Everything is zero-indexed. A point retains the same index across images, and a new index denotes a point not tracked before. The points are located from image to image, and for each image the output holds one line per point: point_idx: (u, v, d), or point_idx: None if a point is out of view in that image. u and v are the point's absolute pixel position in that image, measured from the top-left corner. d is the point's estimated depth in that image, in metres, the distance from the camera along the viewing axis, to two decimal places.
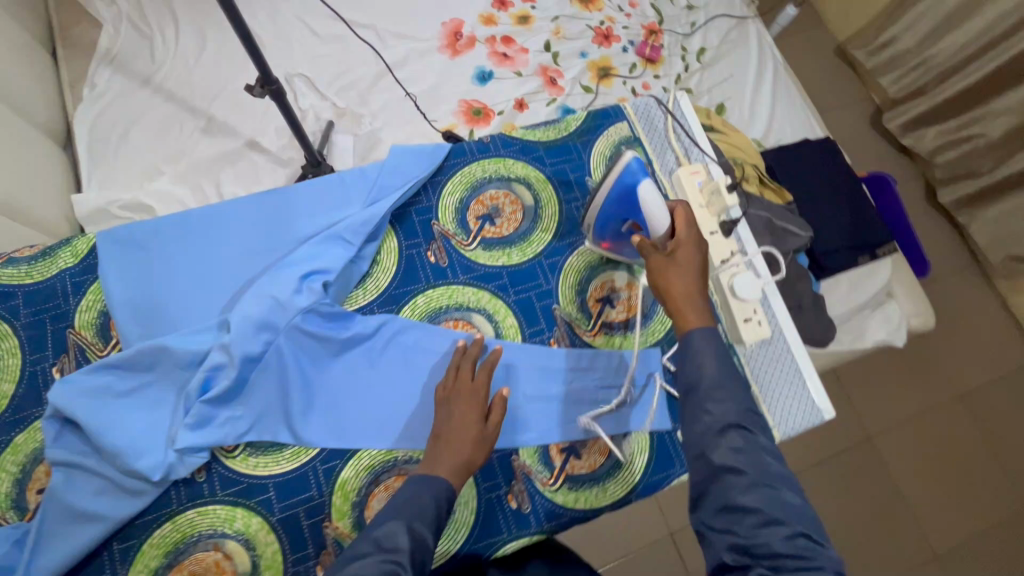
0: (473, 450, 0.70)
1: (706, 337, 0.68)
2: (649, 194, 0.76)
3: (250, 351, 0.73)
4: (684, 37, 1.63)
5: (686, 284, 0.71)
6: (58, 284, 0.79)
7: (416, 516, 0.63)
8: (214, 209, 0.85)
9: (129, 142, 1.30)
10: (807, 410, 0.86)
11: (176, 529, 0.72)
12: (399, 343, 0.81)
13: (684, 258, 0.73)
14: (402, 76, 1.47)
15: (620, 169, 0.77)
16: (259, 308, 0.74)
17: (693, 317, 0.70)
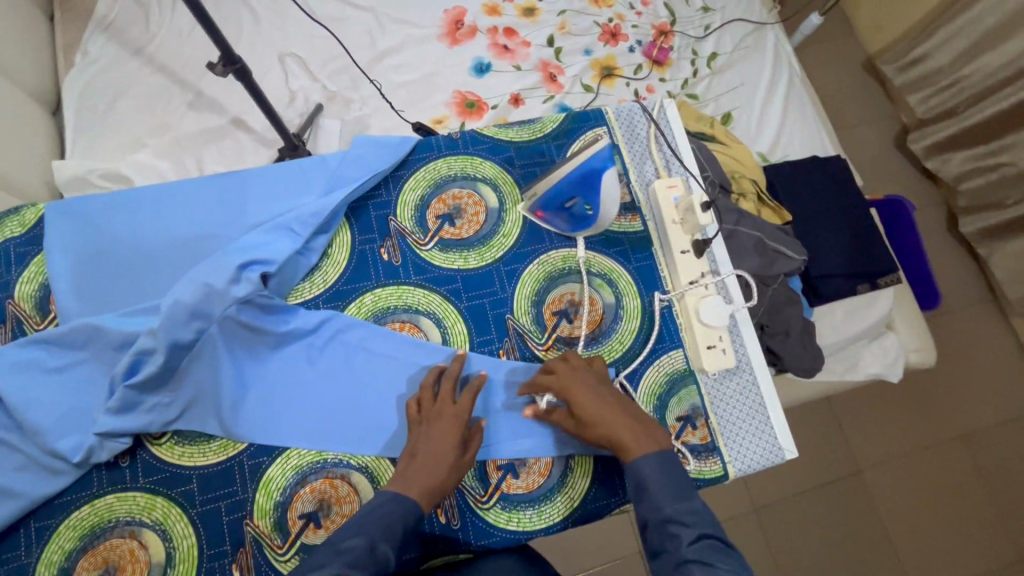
0: (448, 473, 0.68)
1: (653, 459, 0.66)
2: (609, 184, 0.77)
3: (180, 338, 0.71)
4: (696, 40, 1.56)
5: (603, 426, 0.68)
6: (2, 253, 0.78)
7: (382, 534, 0.62)
8: (166, 187, 0.83)
9: (117, 112, 1.30)
10: (768, 447, 0.81)
11: (94, 512, 0.71)
12: (342, 341, 0.78)
13: (584, 402, 0.69)
14: (397, 62, 1.44)
15: (593, 151, 0.75)
16: (191, 295, 0.71)
17: (635, 444, 0.67)
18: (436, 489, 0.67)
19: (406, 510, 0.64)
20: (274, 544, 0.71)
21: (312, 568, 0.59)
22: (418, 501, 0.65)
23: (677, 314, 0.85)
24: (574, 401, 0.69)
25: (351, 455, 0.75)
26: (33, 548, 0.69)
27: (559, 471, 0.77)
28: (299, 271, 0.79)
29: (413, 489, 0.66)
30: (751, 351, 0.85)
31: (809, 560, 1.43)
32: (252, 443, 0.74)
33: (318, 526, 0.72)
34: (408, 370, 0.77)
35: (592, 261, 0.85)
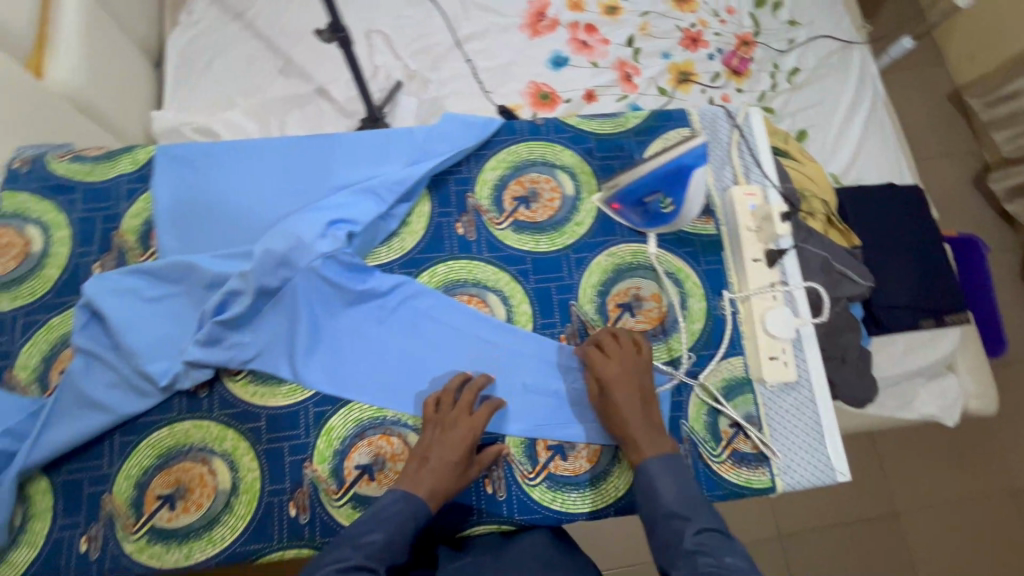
0: (453, 483, 0.69)
1: (662, 463, 0.70)
2: (697, 182, 0.76)
3: (266, 283, 0.75)
4: (778, 53, 1.53)
5: (628, 416, 0.72)
6: (114, 187, 0.84)
7: (397, 532, 0.65)
8: (263, 142, 0.87)
9: (213, 71, 1.37)
10: (821, 467, 0.80)
11: (172, 436, 0.76)
12: (410, 307, 0.81)
13: (618, 390, 0.73)
14: (477, 48, 1.47)
15: (684, 149, 0.73)
16: (281, 245, 0.76)
17: (649, 446, 0.71)
18: (439, 495, 0.69)
19: (418, 513, 0.67)
20: (329, 489, 0.75)
21: (332, 560, 0.63)
22: (423, 505, 0.67)
23: (741, 322, 0.84)
24: (612, 386, 0.73)
25: (408, 418, 0.78)
26: (116, 459, 0.75)
27: (607, 460, 0.78)
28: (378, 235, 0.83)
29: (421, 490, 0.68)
30: (812, 367, 0.84)
31: None
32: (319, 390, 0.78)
33: (372, 478, 0.75)
34: (470, 342, 0.80)
35: (662, 259, 0.85)
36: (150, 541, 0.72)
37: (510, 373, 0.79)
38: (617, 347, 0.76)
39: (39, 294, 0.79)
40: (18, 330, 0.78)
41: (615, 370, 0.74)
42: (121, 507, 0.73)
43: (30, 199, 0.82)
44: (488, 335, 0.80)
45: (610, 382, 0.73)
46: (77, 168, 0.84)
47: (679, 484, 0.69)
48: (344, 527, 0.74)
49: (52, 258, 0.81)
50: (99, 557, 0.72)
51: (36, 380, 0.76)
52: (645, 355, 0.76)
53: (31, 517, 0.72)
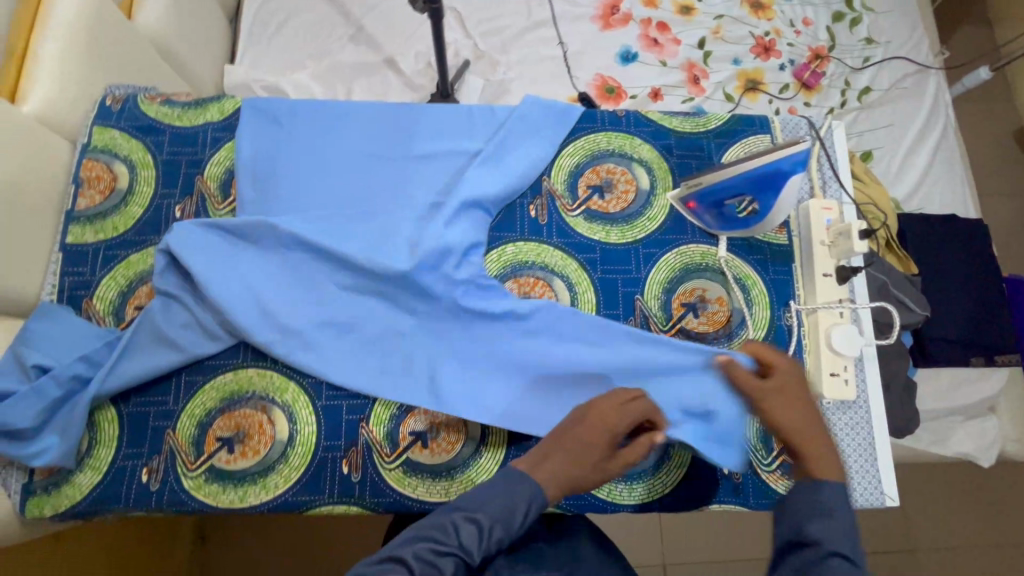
0: (588, 474, 0.65)
1: (840, 492, 0.59)
2: (789, 188, 0.75)
3: (410, 317, 0.79)
4: (851, 71, 1.50)
5: (800, 427, 0.65)
6: (201, 134, 0.86)
7: (500, 518, 0.59)
8: (347, 107, 0.89)
9: (286, 32, 1.38)
10: (870, 489, 0.79)
11: (236, 381, 0.78)
12: (556, 331, 0.79)
13: (793, 398, 0.67)
14: (547, 35, 1.46)
15: (785, 152, 0.72)
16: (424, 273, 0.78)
17: (823, 464, 0.62)
18: (563, 485, 0.64)
19: (531, 498, 0.61)
20: (383, 452, 0.76)
21: (426, 535, 0.56)
22: (547, 489, 0.62)
23: (804, 334, 0.83)
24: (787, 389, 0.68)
25: (469, 394, 0.76)
26: (182, 398, 0.77)
27: (657, 456, 0.78)
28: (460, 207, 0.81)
29: (546, 472, 0.63)
30: (870, 389, 0.83)
31: None
32: (386, 351, 0.79)
33: (425, 446, 0.76)
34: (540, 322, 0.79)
35: (731, 264, 0.84)
36: (208, 479, 0.75)
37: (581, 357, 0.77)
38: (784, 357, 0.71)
39: (121, 230, 0.81)
40: (99, 262, 0.80)
41: (794, 378, 0.69)
42: (183, 444, 0.75)
43: (120, 137, 0.84)
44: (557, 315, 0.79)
45: (788, 389, 0.68)
46: (166, 112, 0.86)
47: (850, 525, 0.56)
48: (393, 490, 0.75)
49: (137, 197, 0.83)
50: (159, 488, 0.74)
51: (112, 313, 0.79)
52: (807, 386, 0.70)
53: (98, 443, 0.75)
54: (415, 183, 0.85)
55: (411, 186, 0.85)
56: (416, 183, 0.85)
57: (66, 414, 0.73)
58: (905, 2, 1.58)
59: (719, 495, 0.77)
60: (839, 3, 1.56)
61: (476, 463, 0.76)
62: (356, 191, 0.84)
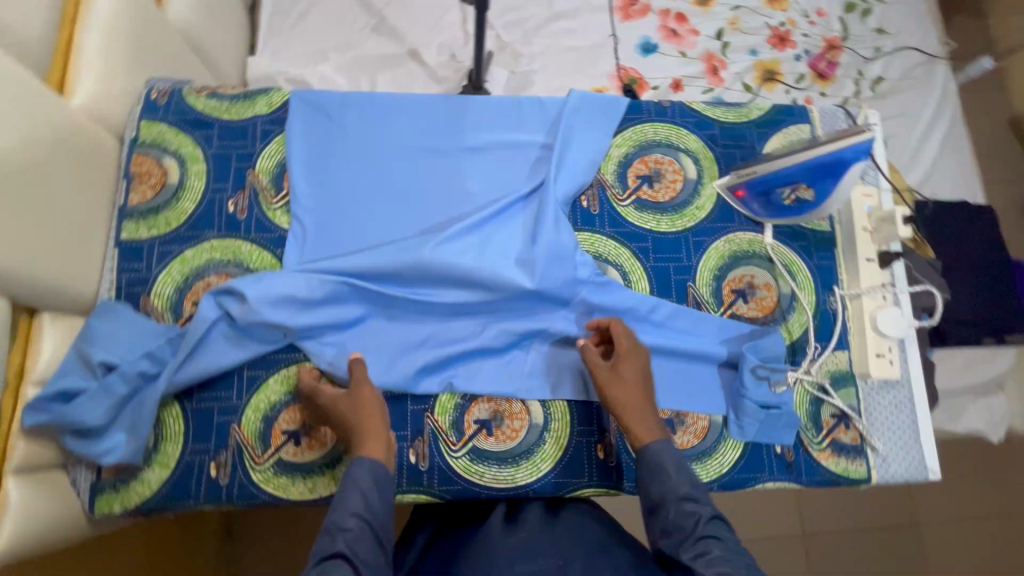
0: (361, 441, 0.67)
1: (661, 448, 0.68)
2: (850, 176, 0.77)
3: (534, 322, 0.81)
4: (863, 61, 1.53)
5: (625, 402, 0.71)
6: (250, 127, 0.85)
7: (367, 506, 0.61)
8: (397, 100, 0.89)
9: (307, 23, 1.37)
10: (913, 464, 0.82)
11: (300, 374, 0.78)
12: (671, 326, 0.82)
13: (619, 376, 0.72)
14: (568, 26, 1.46)
15: (852, 142, 0.73)
16: (556, 279, 0.79)
17: (643, 431, 0.70)
18: (374, 446, 0.66)
19: (375, 473, 0.64)
20: (448, 440, 0.77)
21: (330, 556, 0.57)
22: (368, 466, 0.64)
23: (849, 318, 0.86)
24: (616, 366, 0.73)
25: (536, 382, 0.80)
26: (245, 393, 0.77)
27: (713, 438, 0.81)
28: (520, 202, 0.84)
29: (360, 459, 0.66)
30: (910, 369, 0.85)
31: None
32: (452, 346, 0.79)
33: (490, 433, 0.78)
34: (600, 311, 0.82)
35: (778, 251, 0.87)
36: (276, 472, 0.75)
37: (641, 342, 0.81)
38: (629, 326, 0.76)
39: (174, 225, 0.81)
40: (154, 258, 0.79)
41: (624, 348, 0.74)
42: (249, 438, 0.76)
43: (169, 131, 0.83)
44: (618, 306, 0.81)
45: (619, 368, 0.73)
46: (214, 105, 0.85)
47: (681, 470, 0.67)
48: (461, 477, 0.77)
49: (187, 192, 0.82)
50: (227, 483, 0.74)
51: (170, 309, 0.78)
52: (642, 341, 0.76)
53: (164, 439, 0.75)
54: (470, 177, 0.86)
55: (467, 179, 0.86)
56: (472, 176, 0.86)
57: (135, 411, 0.73)
58: None
59: (773, 474, 0.80)
60: None
61: (541, 448, 0.78)
62: (412, 185, 0.85)
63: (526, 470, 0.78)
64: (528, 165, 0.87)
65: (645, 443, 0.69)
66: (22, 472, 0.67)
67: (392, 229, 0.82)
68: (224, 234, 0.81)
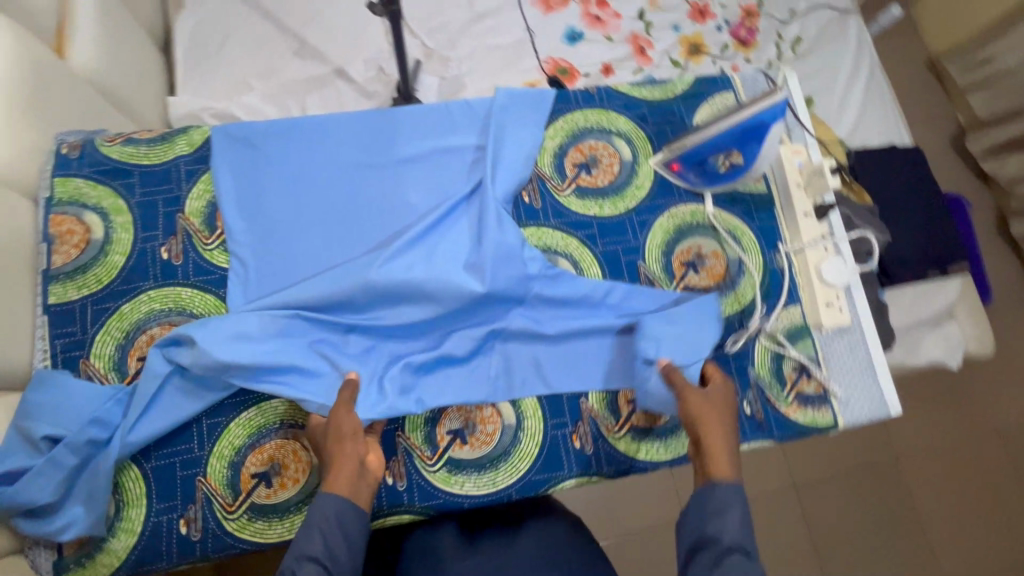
0: (340, 476, 0.65)
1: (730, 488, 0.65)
2: (771, 138, 0.78)
3: (493, 323, 0.81)
4: (781, 24, 1.58)
5: (713, 432, 0.69)
6: (173, 170, 0.82)
7: (326, 547, 0.61)
8: (321, 121, 0.87)
9: (225, 54, 1.33)
10: (875, 403, 0.85)
11: (261, 414, 0.76)
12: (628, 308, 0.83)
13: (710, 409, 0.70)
14: (492, 25, 1.46)
15: (764, 105, 0.75)
16: (508, 280, 0.79)
17: (715, 466, 0.67)
18: (338, 483, 0.65)
19: (340, 511, 0.63)
20: (424, 456, 0.77)
21: None
22: (336, 504, 0.64)
23: (796, 274, 0.89)
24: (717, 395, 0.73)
25: (502, 385, 0.79)
26: (206, 443, 0.74)
27: None
28: (463, 208, 0.83)
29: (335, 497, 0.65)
30: (861, 313, 0.88)
31: (833, 542, 1.44)
32: (411, 363, 0.77)
33: (464, 442, 0.77)
34: (555, 303, 0.82)
35: (720, 218, 0.89)
36: (251, 518, 0.73)
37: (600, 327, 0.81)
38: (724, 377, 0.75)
39: (106, 281, 0.77)
40: (89, 318, 0.76)
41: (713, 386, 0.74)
42: (217, 488, 0.73)
43: (85, 184, 0.80)
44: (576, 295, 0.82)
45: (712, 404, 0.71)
46: (131, 152, 0.82)
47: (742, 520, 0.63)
48: (441, 490, 0.76)
49: (115, 246, 0.78)
50: (201, 538, 0.72)
51: (114, 369, 0.75)
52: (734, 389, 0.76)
53: (126, 504, 0.71)
54: (408, 189, 0.85)
55: (407, 192, 0.85)
56: (411, 188, 0.85)
57: (90, 477, 0.69)
58: None
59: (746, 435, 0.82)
60: None
61: (517, 449, 0.78)
62: (351, 205, 0.83)
63: (505, 472, 0.77)
64: (464, 168, 0.87)
65: (716, 479, 0.66)
66: None
67: (336, 254, 0.81)
68: (160, 283, 0.78)
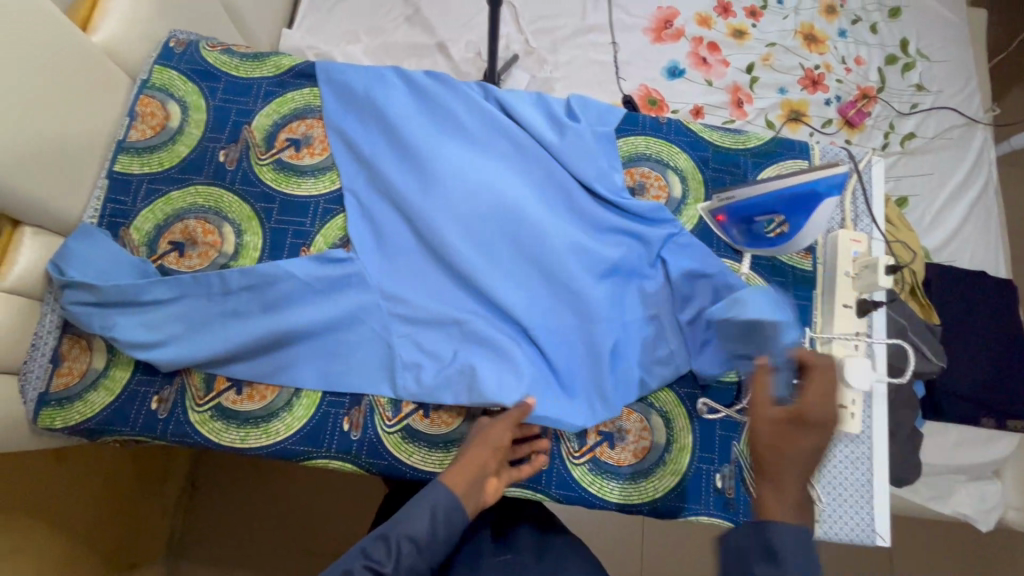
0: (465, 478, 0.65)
1: (787, 527, 0.59)
2: (823, 211, 0.74)
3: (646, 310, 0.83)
4: (898, 115, 1.49)
5: (779, 451, 0.64)
6: (255, 87, 0.89)
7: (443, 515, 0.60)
8: (407, 83, 0.89)
9: (345, 5, 1.43)
10: (862, 526, 0.78)
11: (371, 351, 0.79)
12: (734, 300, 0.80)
13: (804, 447, 0.63)
14: (598, 40, 1.48)
15: (825, 174, 0.71)
16: (617, 257, 0.83)
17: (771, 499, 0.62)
18: (458, 479, 0.65)
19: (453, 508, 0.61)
20: (385, 414, 0.78)
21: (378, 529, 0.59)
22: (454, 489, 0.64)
23: None
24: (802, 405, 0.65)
25: (662, 373, 0.80)
26: (263, 353, 0.78)
27: (652, 460, 0.78)
28: (575, 189, 0.84)
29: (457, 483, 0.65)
30: (875, 425, 0.81)
31: None
32: (570, 359, 0.81)
33: (426, 415, 0.78)
34: (700, 280, 0.82)
35: (751, 282, 0.85)
36: (212, 416, 0.77)
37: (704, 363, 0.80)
38: (825, 382, 0.66)
39: (166, 166, 0.84)
40: (140, 194, 0.83)
41: (801, 401, 0.65)
42: (194, 379, 0.78)
43: (178, 78, 0.88)
44: (755, 316, 0.76)
45: (774, 445, 0.64)
46: (225, 61, 0.89)
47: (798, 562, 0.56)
48: (389, 453, 0.77)
49: (185, 137, 0.86)
50: (165, 417, 0.76)
51: (145, 244, 0.82)
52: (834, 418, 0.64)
53: (114, 365, 0.77)
54: (501, 167, 0.85)
55: (512, 170, 0.85)
56: (513, 170, 0.86)
57: (153, 328, 0.77)
58: (961, 53, 1.56)
59: (708, 508, 0.77)
60: (894, 46, 1.54)
61: None
62: (469, 177, 0.84)
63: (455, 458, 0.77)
64: (552, 156, 0.86)
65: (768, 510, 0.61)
66: None
67: (466, 224, 0.82)
68: (209, 182, 0.84)
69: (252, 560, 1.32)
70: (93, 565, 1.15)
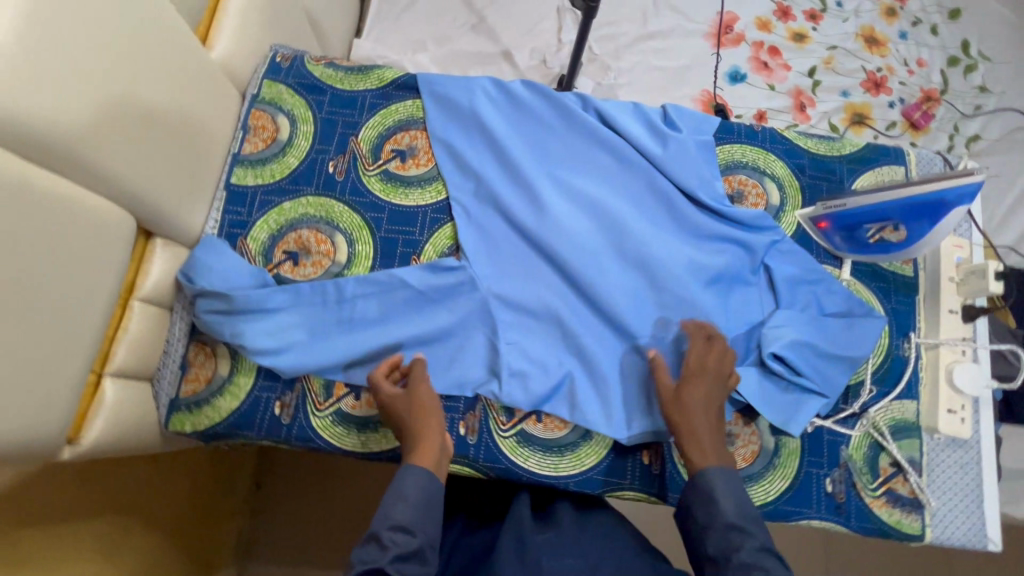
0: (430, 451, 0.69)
1: (720, 472, 0.67)
2: (950, 220, 0.74)
3: (753, 317, 0.83)
4: (961, 117, 1.48)
5: (692, 420, 0.70)
6: (360, 100, 0.91)
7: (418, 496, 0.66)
8: (506, 96, 0.90)
9: (410, 14, 1.45)
10: (973, 530, 0.78)
11: (484, 357, 0.81)
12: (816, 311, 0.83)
13: (695, 395, 0.71)
14: (659, 45, 1.49)
15: (956, 184, 0.71)
16: (721, 264, 0.83)
17: (701, 453, 0.68)
18: (423, 452, 0.69)
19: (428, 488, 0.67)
20: (499, 419, 0.79)
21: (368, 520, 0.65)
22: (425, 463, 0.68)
23: (921, 368, 0.83)
24: (688, 384, 0.72)
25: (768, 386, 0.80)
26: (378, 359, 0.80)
27: (762, 464, 0.79)
28: (676, 199, 0.86)
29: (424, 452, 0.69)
30: (983, 430, 0.81)
31: None
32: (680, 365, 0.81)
33: (539, 420, 0.80)
34: (804, 285, 0.84)
35: (854, 288, 0.85)
36: (334, 421, 0.79)
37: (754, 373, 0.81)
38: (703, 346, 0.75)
39: (278, 177, 0.87)
40: (256, 204, 0.86)
41: (687, 376, 0.73)
42: (314, 385, 0.80)
43: (286, 92, 0.90)
44: (847, 345, 0.80)
45: (682, 416, 0.71)
46: (330, 74, 0.92)
47: (739, 505, 0.65)
48: (506, 457, 0.78)
49: (294, 149, 0.88)
50: (289, 423, 0.78)
51: (262, 254, 0.84)
52: (732, 376, 0.74)
53: (238, 372, 0.80)
54: (601, 179, 0.88)
55: (613, 181, 0.87)
56: (613, 180, 0.87)
57: (279, 336, 0.79)
58: None
59: (821, 512, 0.78)
60: (955, 48, 1.54)
61: (586, 443, 0.79)
62: (571, 190, 0.86)
63: (569, 462, 0.79)
64: (651, 167, 0.87)
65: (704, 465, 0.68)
66: (120, 376, 0.73)
67: (571, 235, 0.84)
68: (319, 193, 0.86)
69: (320, 560, 1.34)
70: (177, 557, 1.13)
